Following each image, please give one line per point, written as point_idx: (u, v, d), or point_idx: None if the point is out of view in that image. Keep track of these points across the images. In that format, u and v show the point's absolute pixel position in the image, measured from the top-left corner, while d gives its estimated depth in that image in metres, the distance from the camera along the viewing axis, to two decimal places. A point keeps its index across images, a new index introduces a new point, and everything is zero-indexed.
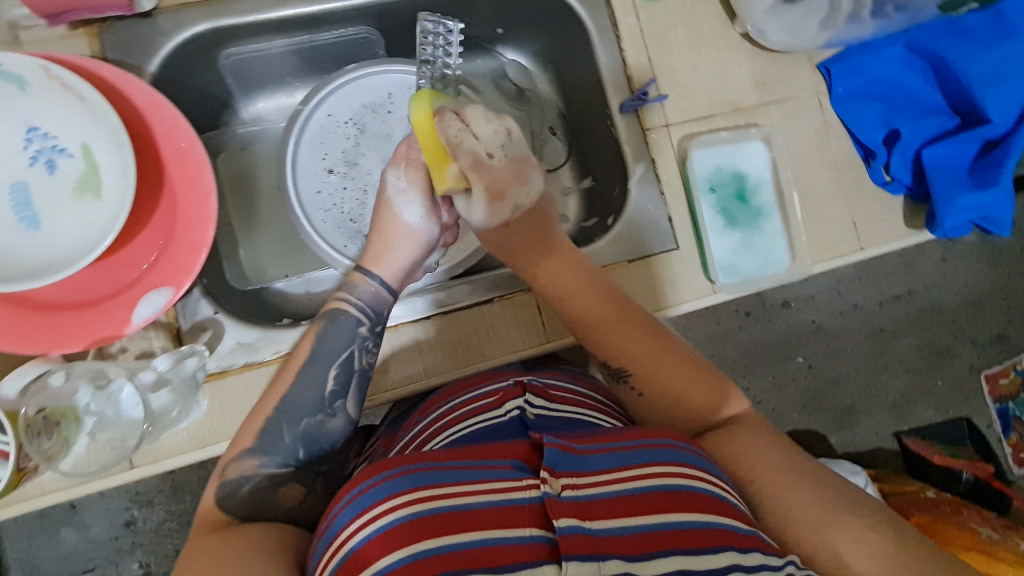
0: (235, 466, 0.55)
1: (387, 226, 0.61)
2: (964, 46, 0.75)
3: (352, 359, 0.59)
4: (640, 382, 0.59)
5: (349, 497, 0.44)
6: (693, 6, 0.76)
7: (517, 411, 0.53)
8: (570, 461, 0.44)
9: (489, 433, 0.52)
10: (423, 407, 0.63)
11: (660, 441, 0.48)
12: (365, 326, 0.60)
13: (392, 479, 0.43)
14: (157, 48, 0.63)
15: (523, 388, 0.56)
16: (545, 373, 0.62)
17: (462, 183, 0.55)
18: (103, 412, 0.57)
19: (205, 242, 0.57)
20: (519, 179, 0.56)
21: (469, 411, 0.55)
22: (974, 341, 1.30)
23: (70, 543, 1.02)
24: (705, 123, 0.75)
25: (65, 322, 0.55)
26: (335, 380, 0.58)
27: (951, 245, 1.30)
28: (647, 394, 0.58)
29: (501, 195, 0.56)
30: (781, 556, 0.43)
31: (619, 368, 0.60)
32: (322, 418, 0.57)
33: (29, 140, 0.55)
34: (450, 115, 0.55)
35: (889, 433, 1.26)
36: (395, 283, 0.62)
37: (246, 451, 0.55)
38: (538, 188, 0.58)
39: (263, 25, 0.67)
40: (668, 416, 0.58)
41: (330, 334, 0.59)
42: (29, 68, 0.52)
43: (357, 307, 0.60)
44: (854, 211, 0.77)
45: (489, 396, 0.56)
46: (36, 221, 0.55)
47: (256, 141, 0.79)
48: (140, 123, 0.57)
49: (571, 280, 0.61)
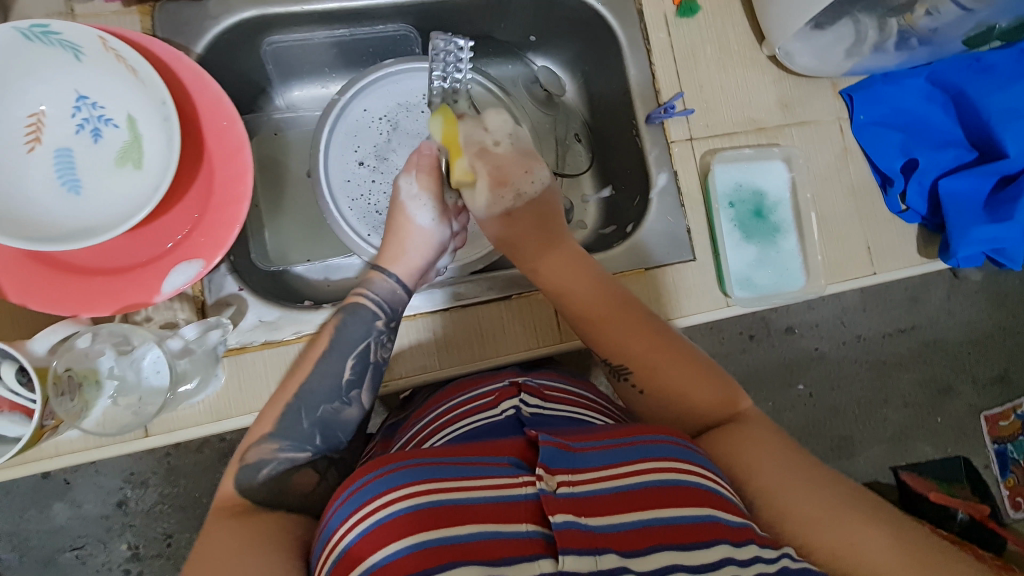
0: (255, 451, 0.54)
1: (401, 228, 0.64)
2: (985, 82, 0.76)
3: (368, 351, 0.60)
4: (639, 379, 0.59)
5: (351, 488, 0.44)
6: (722, 27, 0.79)
7: (511, 411, 0.53)
8: (564, 458, 0.43)
9: (484, 432, 0.52)
10: (421, 409, 0.63)
11: (656, 439, 0.47)
12: (381, 320, 0.61)
13: (392, 474, 0.43)
14: (205, 30, 0.66)
15: (518, 388, 0.56)
16: (540, 374, 0.62)
17: (470, 175, 0.64)
18: (124, 376, 0.59)
19: (238, 219, 0.59)
20: (524, 170, 0.66)
21: (465, 411, 0.56)
22: (975, 380, 1.31)
23: (61, 519, 1.02)
24: (728, 140, 0.77)
25: (96, 286, 0.56)
26: (352, 369, 0.58)
27: (957, 283, 1.31)
28: (647, 392, 0.59)
29: (504, 182, 0.65)
30: (777, 548, 0.41)
31: (619, 366, 0.61)
32: (339, 406, 0.57)
33: (77, 108, 0.57)
34: (471, 119, 0.68)
35: (886, 466, 1.26)
36: (410, 281, 0.64)
37: (266, 435, 0.54)
38: (543, 179, 0.68)
39: (308, 16, 0.69)
40: (667, 415, 0.58)
41: (349, 325, 0.59)
42: (87, 38, 0.53)
43: (375, 301, 0.61)
44: (869, 237, 0.78)
45: (484, 396, 0.57)
46: (78, 186, 0.57)
47: (289, 127, 0.80)
48: (185, 99, 0.59)
49: (570, 275, 0.63)
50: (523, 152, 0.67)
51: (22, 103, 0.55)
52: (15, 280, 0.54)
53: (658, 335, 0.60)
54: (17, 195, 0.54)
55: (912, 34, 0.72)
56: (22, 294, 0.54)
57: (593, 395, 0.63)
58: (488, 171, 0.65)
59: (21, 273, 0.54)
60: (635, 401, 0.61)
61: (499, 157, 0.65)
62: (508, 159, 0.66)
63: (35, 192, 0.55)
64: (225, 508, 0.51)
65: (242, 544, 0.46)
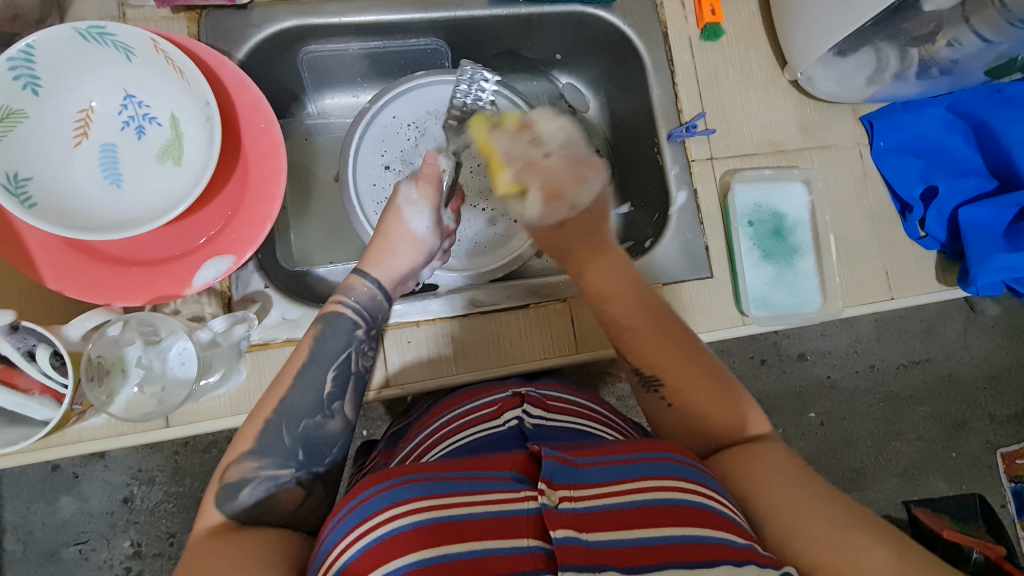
0: (235, 469, 0.52)
1: (392, 230, 0.63)
2: (1007, 114, 0.77)
3: (350, 361, 0.58)
4: (670, 393, 0.57)
5: (350, 505, 0.43)
6: (745, 52, 0.80)
7: (515, 422, 0.52)
8: (566, 473, 0.42)
9: (486, 443, 0.51)
10: (423, 420, 0.62)
11: (659, 454, 0.46)
12: (360, 329, 0.60)
13: (395, 488, 0.42)
14: (247, 38, 0.68)
15: (522, 398, 0.56)
16: (543, 386, 0.61)
17: (517, 186, 0.65)
18: (151, 366, 0.60)
19: (270, 217, 0.61)
20: (576, 180, 0.65)
21: (469, 421, 0.55)
22: (991, 417, 1.29)
23: (67, 513, 1.02)
24: (748, 160, 0.78)
25: (128, 277, 0.58)
26: (332, 381, 0.57)
27: (973, 317, 1.30)
28: (676, 406, 0.57)
29: (558, 195, 0.64)
30: (778, 568, 0.40)
31: (651, 376, 0.58)
32: (321, 420, 0.55)
33: (124, 106, 0.60)
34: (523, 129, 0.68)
35: (898, 500, 1.23)
36: (390, 286, 0.63)
37: (246, 453, 0.52)
38: (595, 188, 0.65)
39: (345, 27, 0.72)
40: (687, 431, 0.56)
41: (328, 336, 0.58)
42: (140, 40, 0.56)
43: (353, 308, 0.60)
44: (887, 261, 0.78)
45: (488, 406, 0.56)
46: (119, 179, 0.59)
47: (319, 133, 0.83)
48: (226, 101, 0.61)
49: (617, 280, 0.62)
50: (574, 161, 0.66)
51: (74, 99, 0.57)
52: (52, 268, 0.56)
53: (693, 349, 0.59)
54: (62, 185, 0.56)
55: (933, 64, 0.72)
56: (59, 282, 0.56)
57: (600, 407, 0.62)
58: (540, 183, 0.64)
59: (59, 262, 0.56)
60: (662, 416, 0.58)
61: (548, 170, 0.65)
62: (558, 171, 0.65)
63: (80, 183, 0.57)
64: (214, 529, 0.49)
65: (250, 550, 0.46)
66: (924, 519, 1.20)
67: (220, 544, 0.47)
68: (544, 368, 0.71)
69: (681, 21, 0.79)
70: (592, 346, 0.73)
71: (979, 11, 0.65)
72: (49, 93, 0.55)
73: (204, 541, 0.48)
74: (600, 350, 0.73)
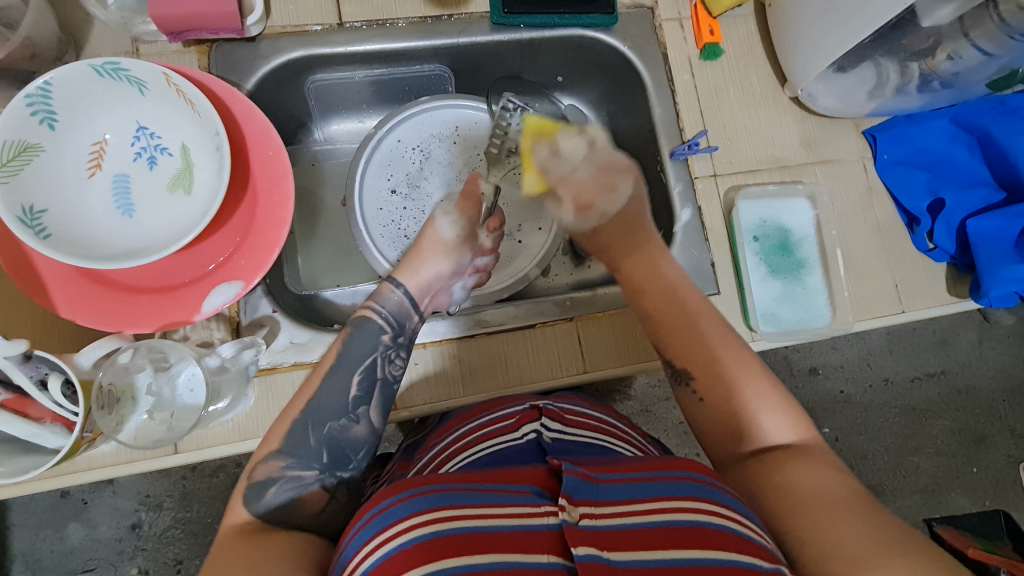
0: (263, 467, 0.52)
1: (424, 237, 0.67)
2: (1011, 124, 0.77)
3: (375, 367, 0.59)
4: (702, 387, 0.57)
5: (370, 514, 0.43)
6: (745, 70, 0.81)
7: (533, 435, 0.52)
8: (587, 489, 0.42)
9: (506, 455, 0.51)
10: (439, 431, 0.62)
11: (681, 473, 0.45)
12: (387, 335, 0.60)
13: (414, 499, 0.42)
14: (256, 69, 0.70)
15: (540, 411, 0.55)
16: (561, 399, 0.61)
17: (539, 185, 0.69)
18: (161, 393, 0.60)
19: (278, 242, 0.62)
20: (606, 188, 0.68)
21: (487, 433, 0.55)
22: (1013, 430, 1.26)
23: (75, 540, 1.02)
24: (751, 177, 0.78)
25: (139, 304, 0.59)
26: (358, 385, 0.57)
27: (988, 328, 1.28)
28: (708, 400, 0.57)
29: (587, 206, 0.68)
30: None
31: (682, 368, 0.59)
32: (346, 423, 0.56)
33: (136, 138, 0.62)
34: (541, 146, 0.69)
35: (919, 519, 1.20)
36: (417, 295, 0.63)
37: (274, 452, 0.53)
38: (624, 194, 0.68)
39: (350, 56, 0.73)
40: (722, 426, 0.56)
41: (355, 341, 0.59)
42: (153, 74, 0.57)
43: (381, 315, 0.61)
44: (896, 275, 0.78)
45: (506, 419, 0.56)
46: (131, 210, 0.61)
47: (326, 159, 0.85)
48: (235, 130, 0.63)
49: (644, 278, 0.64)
50: (600, 171, 0.68)
51: (88, 132, 0.59)
52: (65, 297, 0.56)
53: (720, 339, 0.59)
54: (76, 216, 0.57)
55: (934, 77, 0.72)
56: (71, 310, 0.56)
57: (616, 420, 0.61)
58: (571, 196, 0.68)
59: (73, 289, 0.57)
60: (693, 409, 0.58)
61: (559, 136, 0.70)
62: (587, 182, 0.68)
63: (93, 213, 0.58)
64: (238, 529, 0.49)
65: (271, 551, 0.46)
66: (946, 536, 1.17)
67: (247, 543, 0.47)
68: (549, 388, 0.71)
69: (680, 42, 0.80)
70: (602, 364, 0.72)
71: (978, 26, 0.64)
72: (65, 127, 0.57)
73: (232, 539, 0.48)
74: (608, 370, 0.72)
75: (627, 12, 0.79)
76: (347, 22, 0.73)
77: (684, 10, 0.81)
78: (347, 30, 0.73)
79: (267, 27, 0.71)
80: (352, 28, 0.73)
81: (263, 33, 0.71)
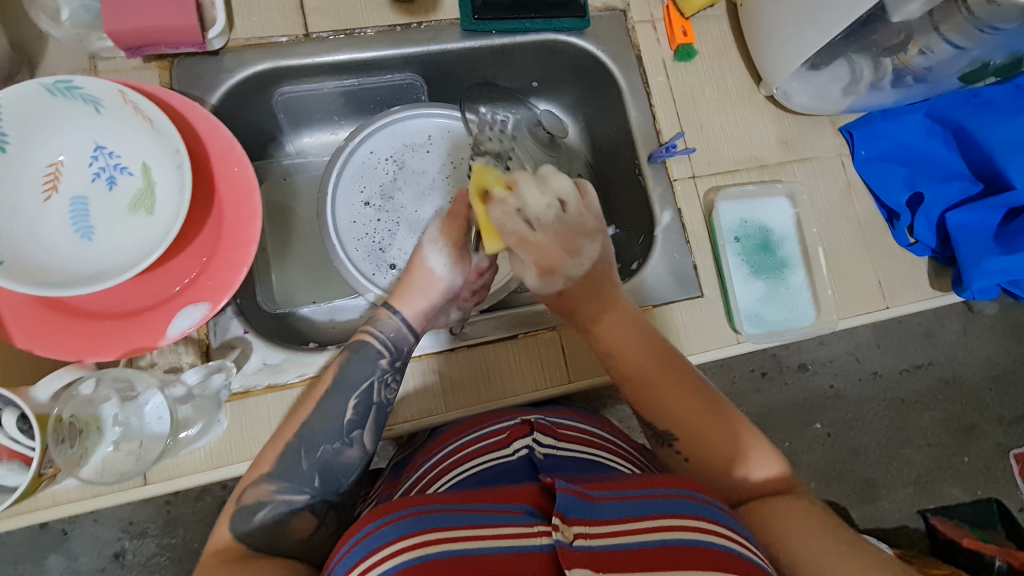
0: (252, 491, 0.52)
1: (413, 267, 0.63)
2: (985, 116, 0.77)
3: (372, 391, 0.58)
4: (685, 447, 0.55)
5: (356, 538, 0.41)
6: (719, 69, 0.81)
7: (525, 451, 0.50)
8: (581, 507, 0.40)
9: (497, 473, 0.49)
10: (428, 448, 0.60)
11: (679, 492, 0.43)
12: (383, 359, 0.59)
13: (399, 521, 0.40)
14: (220, 83, 0.68)
15: (531, 426, 0.53)
16: (551, 413, 0.59)
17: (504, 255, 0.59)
18: (128, 423, 0.58)
19: (246, 261, 0.60)
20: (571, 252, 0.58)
21: (477, 450, 0.53)
22: (1001, 418, 1.26)
23: (54, 572, 0.98)
24: (730, 177, 0.78)
25: (101, 330, 0.57)
26: (354, 408, 0.57)
27: (973, 317, 1.28)
28: (692, 461, 0.55)
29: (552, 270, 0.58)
30: None
31: (665, 431, 0.56)
32: (339, 446, 0.55)
33: (95, 157, 0.59)
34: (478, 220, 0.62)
35: (912, 510, 1.20)
36: (417, 323, 0.62)
37: (264, 476, 0.52)
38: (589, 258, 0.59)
39: (318, 67, 0.72)
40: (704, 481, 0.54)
41: (352, 365, 0.58)
42: (108, 92, 0.55)
43: (380, 340, 0.59)
44: (878, 270, 0.78)
45: (495, 435, 0.54)
46: (90, 233, 0.58)
47: (298, 172, 0.83)
48: (198, 146, 0.61)
49: (638, 340, 0.59)
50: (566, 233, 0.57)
51: (43, 154, 0.57)
52: (21, 326, 0.54)
53: (682, 405, 0.56)
54: (30, 241, 0.55)
55: (906, 72, 0.72)
56: (28, 340, 0.54)
57: (609, 433, 0.60)
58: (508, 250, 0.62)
59: (31, 317, 0.54)
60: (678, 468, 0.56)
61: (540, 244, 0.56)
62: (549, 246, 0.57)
63: (47, 237, 0.56)
64: (216, 560, 0.48)
65: None
66: (940, 527, 1.17)
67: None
68: (533, 402, 0.69)
69: (654, 44, 0.79)
70: (585, 373, 0.71)
71: (947, 20, 0.63)
72: (17, 149, 0.55)
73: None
74: (593, 379, 0.71)
75: (600, 15, 0.78)
76: (313, 33, 0.71)
77: (657, 11, 0.80)
78: (314, 41, 0.71)
79: (230, 40, 0.69)
80: (319, 38, 0.71)
81: (226, 46, 0.69)
